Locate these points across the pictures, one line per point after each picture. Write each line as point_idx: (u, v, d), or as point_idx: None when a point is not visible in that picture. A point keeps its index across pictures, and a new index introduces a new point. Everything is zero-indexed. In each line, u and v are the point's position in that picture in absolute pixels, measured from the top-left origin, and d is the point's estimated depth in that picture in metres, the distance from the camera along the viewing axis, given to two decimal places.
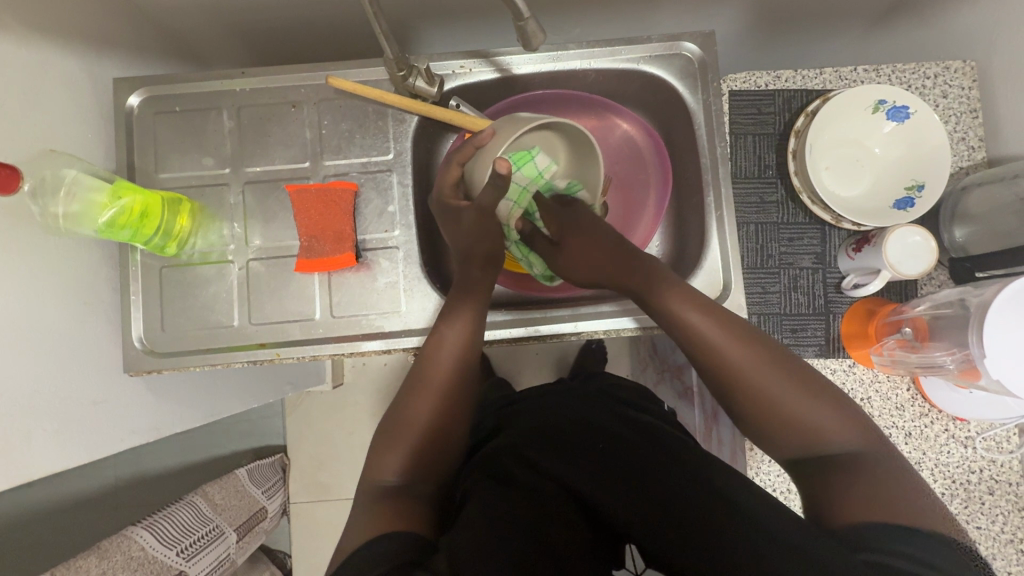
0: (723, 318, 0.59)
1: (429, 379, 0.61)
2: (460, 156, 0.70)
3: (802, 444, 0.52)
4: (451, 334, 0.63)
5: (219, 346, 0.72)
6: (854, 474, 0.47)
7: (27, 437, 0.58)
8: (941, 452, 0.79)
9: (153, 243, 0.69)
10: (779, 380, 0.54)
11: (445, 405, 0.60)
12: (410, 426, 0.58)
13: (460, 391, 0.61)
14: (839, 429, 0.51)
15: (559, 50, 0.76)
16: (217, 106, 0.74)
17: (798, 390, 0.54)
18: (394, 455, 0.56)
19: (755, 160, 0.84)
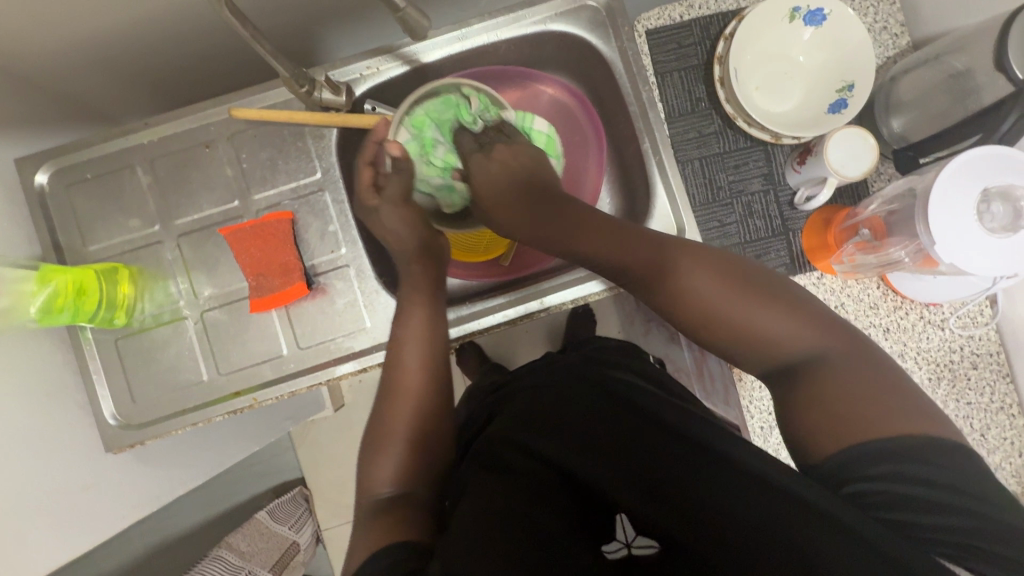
0: (694, 258, 0.59)
1: (401, 385, 0.60)
2: (366, 156, 0.70)
3: (769, 356, 0.54)
4: (409, 330, 0.63)
5: (194, 405, 0.71)
6: (847, 388, 0.48)
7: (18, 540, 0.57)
8: (920, 339, 0.81)
9: (100, 316, 0.67)
10: (748, 308, 0.55)
11: (424, 405, 0.59)
12: (392, 430, 0.58)
13: (434, 388, 0.61)
14: (818, 340, 0.52)
15: (462, 28, 0.73)
16: (129, 163, 0.71)
17: (765, 308, 0.54)
18: (383, 460, 0.56)
19: (686, 95, 0.83)
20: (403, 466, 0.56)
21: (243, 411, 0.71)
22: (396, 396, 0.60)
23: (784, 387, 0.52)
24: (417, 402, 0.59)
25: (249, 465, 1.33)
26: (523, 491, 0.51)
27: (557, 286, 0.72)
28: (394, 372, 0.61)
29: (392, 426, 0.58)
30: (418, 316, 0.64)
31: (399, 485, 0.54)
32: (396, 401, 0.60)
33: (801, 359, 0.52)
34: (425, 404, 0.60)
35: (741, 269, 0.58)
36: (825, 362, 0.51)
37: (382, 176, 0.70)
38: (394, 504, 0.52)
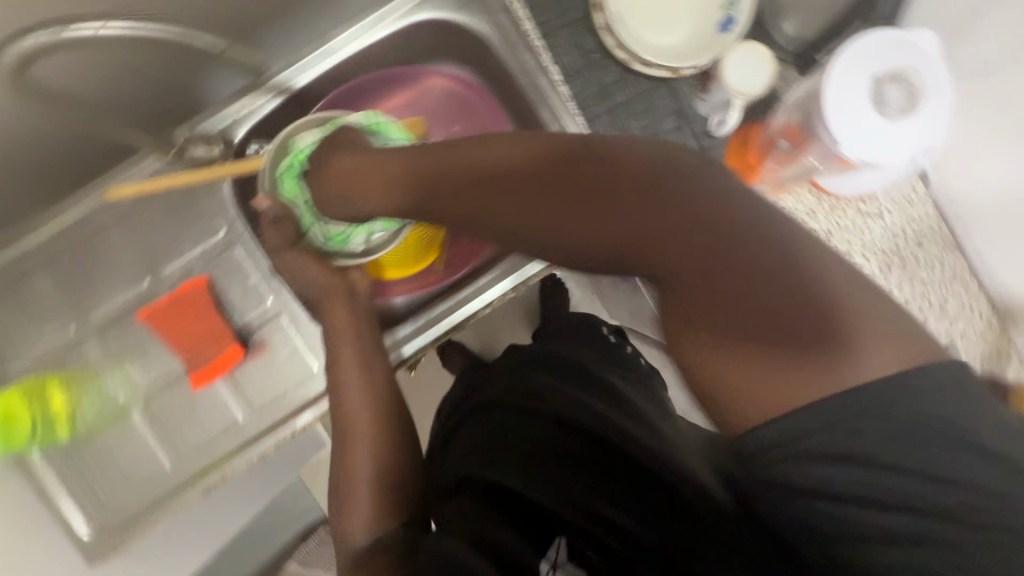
0: (566, 167, 0.44)
1: (351, 431, 0.57)
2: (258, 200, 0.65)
3: (672, 258, 0.42)
4: (347, 374, 0.59)
5: (166, 495, 0.68)
6: (759, 286, 0.39)
7: None
8: (863, 233, 0.81)
9: (39, 432, 0.65)
10: (628, 209, 0.42)
11: (382, 443, 0.56)
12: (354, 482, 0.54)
13: (390, 428, 0.57)
14: (721, 222, 0.41)
15: (326, 43, 0.71)
16: (22, 272, 0.67)
17: (646, 201, 0.42)
18: (354, 515, 0.53)
19: (577, 51, 0.80)
20: (371, 512, 0.53)
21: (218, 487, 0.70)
22: (350, 445, 0.56)
23: (717, 293, 0.40)
24: (373, 446, 0.56)
25: None
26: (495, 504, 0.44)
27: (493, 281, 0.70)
28: (342, 422, 0.57)
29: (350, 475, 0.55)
30: (350, 359, 0.60)
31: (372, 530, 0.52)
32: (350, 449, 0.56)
33: (710, 252, 0.40)
34: (381, 447, 0.56)
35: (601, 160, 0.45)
36: (758, 239, 0.40)
37: (268, 231, 0.66)
38: (370, 553, 0.50)
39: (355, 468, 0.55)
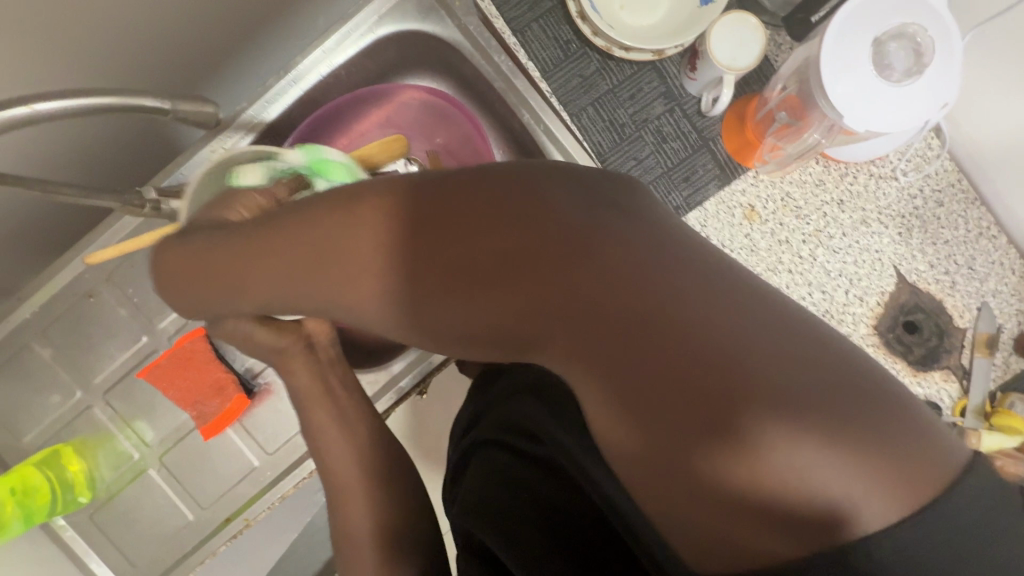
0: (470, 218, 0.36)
1: (343, 485, 0.50)
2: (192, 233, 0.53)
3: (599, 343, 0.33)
4: (330, 432, 0.51)
5: (192, 545, 0.68)
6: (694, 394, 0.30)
7: None
8: (877, 198, 0.77)
9: (60, 502, 0.64)
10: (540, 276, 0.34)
11: (384, 490, 0.51)
12: (352, 545, 0.49)
13: (388, 480, 0.51)
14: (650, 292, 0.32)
15: (293, 68, 0.67)
16: (23, 344, 0.67)
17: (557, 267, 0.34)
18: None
19: (554, 43, 0.75)
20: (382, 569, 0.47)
21: (242, 532, 0.69)
22: (344, 503, 0.50)
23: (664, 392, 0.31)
24: (372, 501, 0.50)
25: None
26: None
27: None
28: (332, 481, 0.51)
29: (350, 533, 0.49)
30: (329, 411, 0.52)
31: None
32: (347, 508, 0.50)
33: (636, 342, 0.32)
34: (381, 499, 0.50)
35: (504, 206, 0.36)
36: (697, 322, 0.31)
37: None
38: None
39: (354, 519, 0.49)
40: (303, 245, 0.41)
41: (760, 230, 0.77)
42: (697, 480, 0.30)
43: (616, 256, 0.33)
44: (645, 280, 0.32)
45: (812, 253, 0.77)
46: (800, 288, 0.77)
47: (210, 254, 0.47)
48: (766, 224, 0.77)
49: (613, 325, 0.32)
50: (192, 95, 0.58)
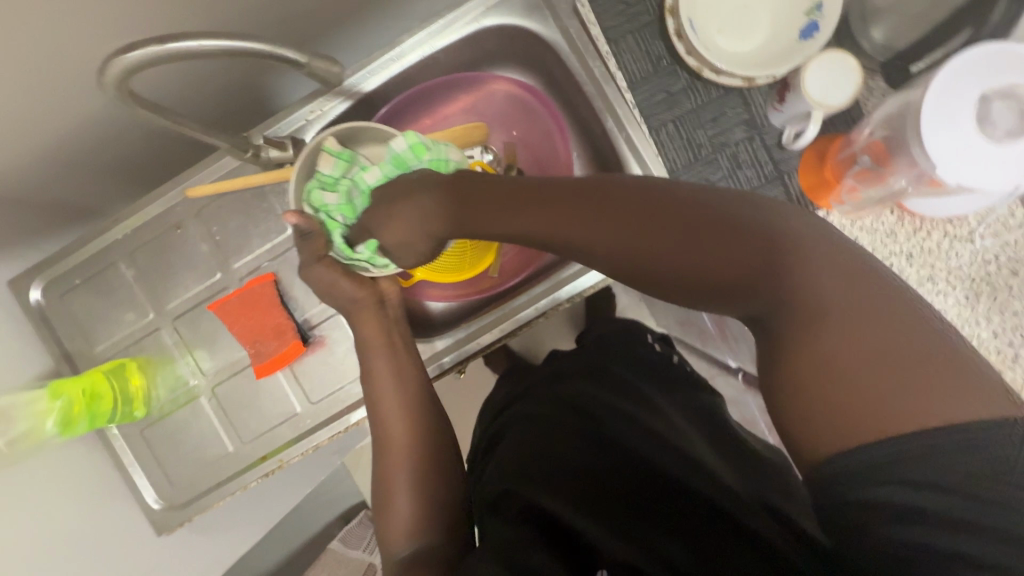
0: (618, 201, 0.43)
1: (393, 442, 0.54)
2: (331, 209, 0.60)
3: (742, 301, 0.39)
4: (384, 384, 0.56)
5: (227, 475, 0.72)
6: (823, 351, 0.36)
7: None
8: (949, 257, 0.75)
9: (120, 412, 0.69)
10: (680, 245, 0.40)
11: (424, 449, 0.54)
12: (390, 495, 0.52)
13: (429, 446, 0.54)
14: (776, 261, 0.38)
15: (396, 48, 0.70)
16: (111, 261, 0.72)
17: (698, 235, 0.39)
18: (397, 524, 0.51)
19: (645, 57, 0.78)
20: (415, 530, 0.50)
21: (274, 472, 0.73)
22: (389, 459, 0.53)
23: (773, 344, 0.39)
24: (415, 461, 0.53)
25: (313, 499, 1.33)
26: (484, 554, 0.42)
27: (574, 274, 0.69)
28: (378, 433, 0.55)
29: (390, 490, 0.52)
30: (387, 369, 0.56)
31: (418, 539, 0.49)
32: (393, 465, 0.53)
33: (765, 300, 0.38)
34: (423, 460, 0.53)
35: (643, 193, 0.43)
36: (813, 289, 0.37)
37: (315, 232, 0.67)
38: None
39: (395, 468, 0.53)
40: (458, 205, 0.50)
41: None
42: (822, 430, 0.36)
43: (740, 229, 0.39)
44: (762, 256, 0.38)
45: None
46: None
47: (384, 214, 0.56)
48: None
49: (747, 288, 0.39)
50: (325, 55, 0.54)
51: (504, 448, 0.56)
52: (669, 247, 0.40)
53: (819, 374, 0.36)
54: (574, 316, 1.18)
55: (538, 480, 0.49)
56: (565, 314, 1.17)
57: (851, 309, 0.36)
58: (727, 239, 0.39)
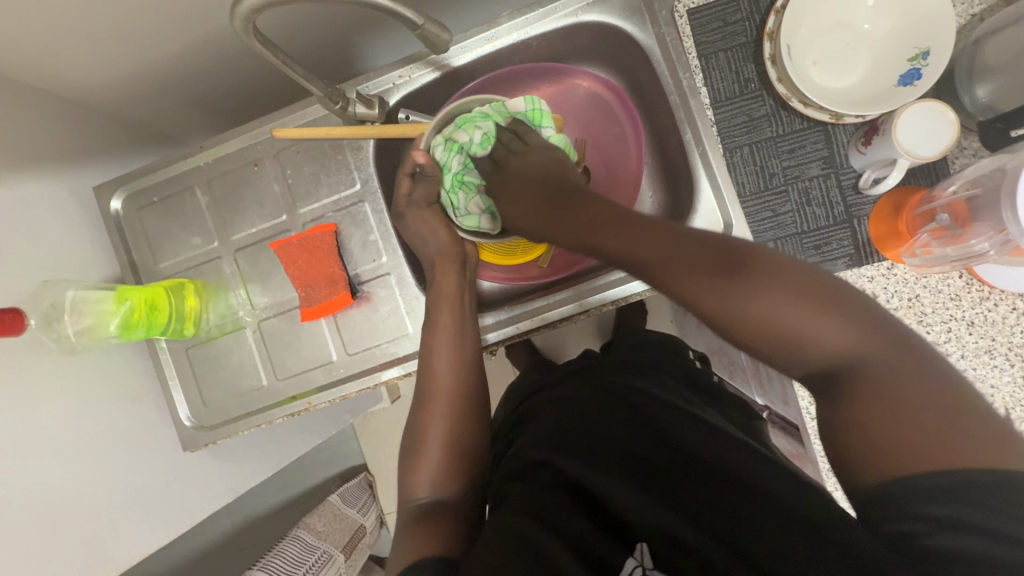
0: (714, 251, 0.49)
1: (435, 394, 0.62)
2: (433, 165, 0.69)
3: (808, 362, 0.45)
4: (439, 343, 0.64)
5: (257, 407, 0.75)
6: (872, 409, 0.41)
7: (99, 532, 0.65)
8: (1012, 333, 0.73)
9: (171, 328, 0.73)
10: (768, 298, 0.46)
11: (460, 405, 0.61)
12: (426, 438, 0.60)
13: (466, 403, 0.62)
14: (856, 338, 0.44)
15: (492, 29, 0.71)
16: (188, 185, 0.76)
17: (787, 296, 0.45)
18: (425, 469, 0.58)
19: (733, 78, 0.77)
20: (439, 477, 0.57)
21: (300, 413, 0.75)
22: (430, 408, 0.61)
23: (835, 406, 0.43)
24: (451, 414, 0.61)
25: (316, 452, 1.36)
26: (514, 510, 0.50)
27: (620, 280, 0.69)
28: (425, 384, 0.63)
29: (426, 435, 0.60)
30: (447, 330, 0.64)
31: (437, 490, 0.56)
32: (430, 412, 0.61)
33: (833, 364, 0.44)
34: (458, 416, 0.61)
35: (738, 249, 0.49)
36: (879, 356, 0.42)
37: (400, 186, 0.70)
38: (431, 511, 0.54)
39: (435, 417, 0.61)
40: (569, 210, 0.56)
41: None
42: (872, 461, 0.40)
43: (817, 295, 0.45)
44: (830, 325, 0.44)
45: None
46: None
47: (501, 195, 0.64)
48: None
49: (811, 350, 0.45)
50: (438, 20, 0.55)
51: (544, 420, 0.64)
52: (734, 289, 0.47)
53: (879, 422, 0.40)
54: (603, 324, 1.18)
55: (572, 452, 0.55)
56: (595, 320, 1.18)
57: (890, 370, 0.42)
58: (779, 288, 0.46)
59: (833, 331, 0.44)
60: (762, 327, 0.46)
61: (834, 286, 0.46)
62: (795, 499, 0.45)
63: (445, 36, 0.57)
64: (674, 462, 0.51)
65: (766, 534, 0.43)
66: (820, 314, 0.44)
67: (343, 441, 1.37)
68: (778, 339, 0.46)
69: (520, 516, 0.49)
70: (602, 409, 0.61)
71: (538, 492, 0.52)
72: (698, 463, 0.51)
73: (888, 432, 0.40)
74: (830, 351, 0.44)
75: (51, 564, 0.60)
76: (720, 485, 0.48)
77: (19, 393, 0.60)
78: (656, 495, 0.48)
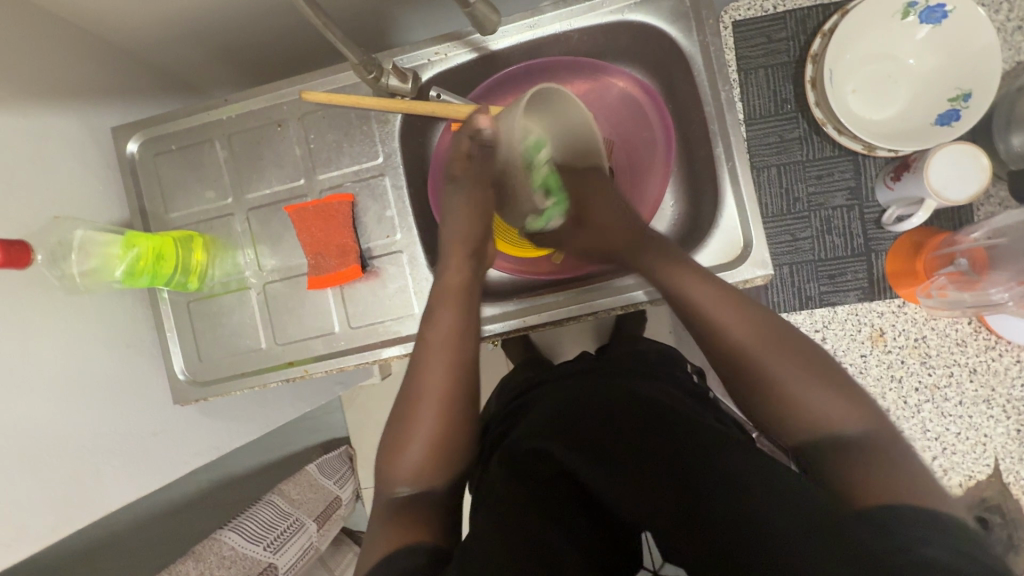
0: (734, 302, 0.58)
1: (426, 379, 0.62)
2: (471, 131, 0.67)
3: (795, 414, 0.51)
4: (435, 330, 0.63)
5: (252, 368, 0.75)
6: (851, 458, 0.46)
7: (80, 475, 0.65)
8: (1013, 386, 0.73)
9: (175, 280, 0.72)
10: (772, 349, 0.55)
11: (449, 392, 0.61)
12: (412, 427, 0.59)
13: (451, 389, 0.61)
14: (840, 408, 0.50)
15: (535, 16, 0.70)
16: (209, 138, 0.75)
17: (789, 357, 0.54)
18: (405, 457, 0.58)
19: (770, 97, 0.77)
20: (422, 463, 0.58)
21: (296, 379, 0.75)
22: (422, 398, 0.60)
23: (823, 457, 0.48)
24: (442, 402, 0.61)
25: (300, 420, 1.35)
26: (506, 502, 0.51)
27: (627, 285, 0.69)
28: (418, 369, 0.63)
29: (414, 422, 0.60)
30: (450, 321, 0.64)
31: (416, 483, 0.56)
32: (419, 398, 0.61)
33: (823, 423, 0.50)
34: (448, 409, 0.60)
35: (757, 308, 0.58)
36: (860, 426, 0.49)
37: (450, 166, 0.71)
38: (409, 499, 0.55)
39: (422, 402, 0.61)
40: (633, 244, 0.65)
41: (879, 358, 0.75)
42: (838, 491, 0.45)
43: (808, 370, 0.53)
44: (815, 390, 0.51)
45: (918, 405, 0.75)
46: None
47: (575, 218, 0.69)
48: (888, 354, 0.75)
49: (794, 400, 0.52)
50: (489, 1, 0.54)
51: (541, 411, 0.65)
52: (746, 330, 0.56)
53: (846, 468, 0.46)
54: (603, 328, 1.17)
55: (567, 437, 0.56)
56: (596, 322, 1.17)
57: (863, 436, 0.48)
58: (789, 353, 0.54)
59: (817, 396, 0.51)
60: (760, 372, 0.54)
61: (826, 364, 0.53)
62: (795, 496, 0.43)
63: (495, 15, 0.55)
64: (664, 460, 0.51)
65: (747, 532, 0.42)
66: (806, 375, 0.52)
67: (327, 412, 1.37)
68: (771, 379, 0.53)
69: (515, 507, 0.50)
70: (606, 404, 0.62)
71: (530, 482, 0.54)
72: (692, 462, 0.49)
73: (853, 476, 0.45)
74: (811, 412, 0.51)
75: (33, 501, 0.60)
76: (719, 481, 0.46)
77: (14, 327, 0.59)
78: (642, 489, 0.50)
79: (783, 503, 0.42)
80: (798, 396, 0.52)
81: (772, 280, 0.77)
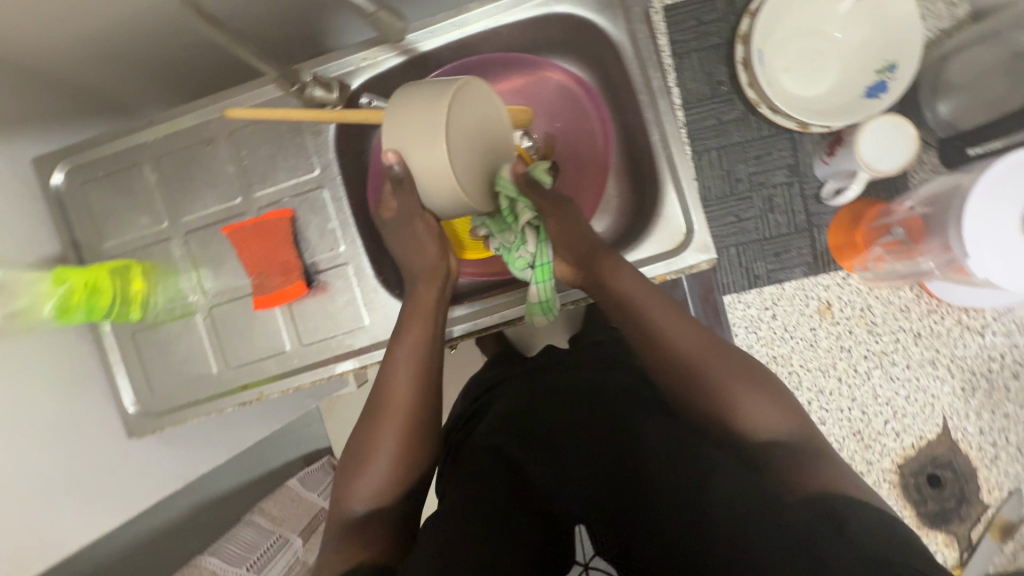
0: (672, 309, 0.57)
1: (388, 405, 0.60)
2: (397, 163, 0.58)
3: (724, 417, 0.53)
4: (401, 352, 0.60)
5: (206, 394, 0.73)
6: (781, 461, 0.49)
7: (32, 521, 0.63)
8: (956, 346, 0.75)
9: (114, 313, 0.70)
10: (708, 355, 0.55)
11: (411, 419, 0.59)
12: (369, 454, 0.58)
13: (413, 417, 0.59)
14: (766, 412, 0.53)
15: (461, 14, 0.69)
16: (137, 162, 0.72)
17: (721, 360, 0.55)
18: (362, 483, 0.57)
19: (705, 79, 0.77)
20: (381, 488, 0.57)
21: (252, 402, 0.74)
22: (380, 424, 0.59)
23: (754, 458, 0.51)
24: (401, 429, 0.59)
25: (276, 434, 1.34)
26: (461, 506, 0.51)
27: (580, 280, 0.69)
28: (383, 388, 0.61)
29: (373, 449, 0.58)
30: (414, 337, 0.60)
31: (373, 505, 0.56)
32: (382, 421, 0.59)
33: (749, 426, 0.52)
34: (407, 437, 0.59)
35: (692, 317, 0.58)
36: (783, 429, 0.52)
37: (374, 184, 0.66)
38: (370, 524, 0.55)
39: (384, 429, 0.59)
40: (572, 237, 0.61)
41: (828, 330, 0.77)
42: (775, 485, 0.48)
43: (738, 377, 0.54)
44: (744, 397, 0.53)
45: (868, 372, 0.77)
46: (840, 400, 0.77)
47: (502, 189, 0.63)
48: (837, 326, 0.77)
49: (724, 403, 0.53)
50: None
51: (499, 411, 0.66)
52: (684, 339, 0.56)
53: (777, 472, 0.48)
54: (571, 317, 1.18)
55: (526, 443, 0.58)
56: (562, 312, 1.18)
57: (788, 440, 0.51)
58: (724, 361, 0.55)
59: (745, 401, 0.53)
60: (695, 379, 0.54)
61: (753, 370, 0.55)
62: (736, 494, 0.45)
63: None
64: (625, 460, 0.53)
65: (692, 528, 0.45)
66: (736, 380, 0.54)
67: (304, 424, 1.35)
68: (705, 382, 0.54)
69: (472, 510, 0.50)
70: (564, 401, 0.63)
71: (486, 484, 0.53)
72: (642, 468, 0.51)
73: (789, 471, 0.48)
74: (742, 417, 0.53)
75: None
76: (673, 476, 0.49)
77: None
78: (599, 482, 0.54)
79: (723, 493, 0.45)
80: (730, 398, 0.53)
81: (721, 262, 0.78)
